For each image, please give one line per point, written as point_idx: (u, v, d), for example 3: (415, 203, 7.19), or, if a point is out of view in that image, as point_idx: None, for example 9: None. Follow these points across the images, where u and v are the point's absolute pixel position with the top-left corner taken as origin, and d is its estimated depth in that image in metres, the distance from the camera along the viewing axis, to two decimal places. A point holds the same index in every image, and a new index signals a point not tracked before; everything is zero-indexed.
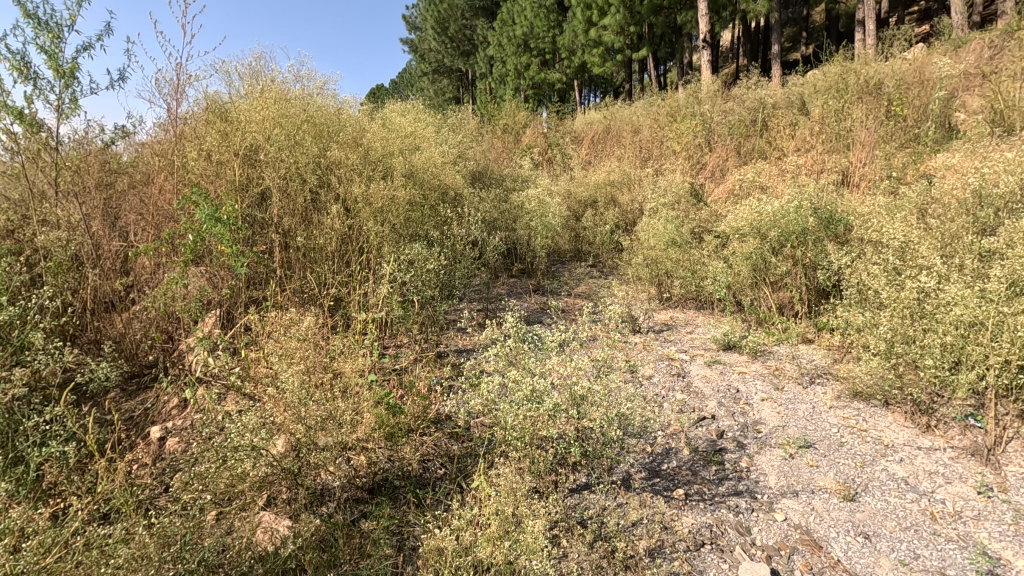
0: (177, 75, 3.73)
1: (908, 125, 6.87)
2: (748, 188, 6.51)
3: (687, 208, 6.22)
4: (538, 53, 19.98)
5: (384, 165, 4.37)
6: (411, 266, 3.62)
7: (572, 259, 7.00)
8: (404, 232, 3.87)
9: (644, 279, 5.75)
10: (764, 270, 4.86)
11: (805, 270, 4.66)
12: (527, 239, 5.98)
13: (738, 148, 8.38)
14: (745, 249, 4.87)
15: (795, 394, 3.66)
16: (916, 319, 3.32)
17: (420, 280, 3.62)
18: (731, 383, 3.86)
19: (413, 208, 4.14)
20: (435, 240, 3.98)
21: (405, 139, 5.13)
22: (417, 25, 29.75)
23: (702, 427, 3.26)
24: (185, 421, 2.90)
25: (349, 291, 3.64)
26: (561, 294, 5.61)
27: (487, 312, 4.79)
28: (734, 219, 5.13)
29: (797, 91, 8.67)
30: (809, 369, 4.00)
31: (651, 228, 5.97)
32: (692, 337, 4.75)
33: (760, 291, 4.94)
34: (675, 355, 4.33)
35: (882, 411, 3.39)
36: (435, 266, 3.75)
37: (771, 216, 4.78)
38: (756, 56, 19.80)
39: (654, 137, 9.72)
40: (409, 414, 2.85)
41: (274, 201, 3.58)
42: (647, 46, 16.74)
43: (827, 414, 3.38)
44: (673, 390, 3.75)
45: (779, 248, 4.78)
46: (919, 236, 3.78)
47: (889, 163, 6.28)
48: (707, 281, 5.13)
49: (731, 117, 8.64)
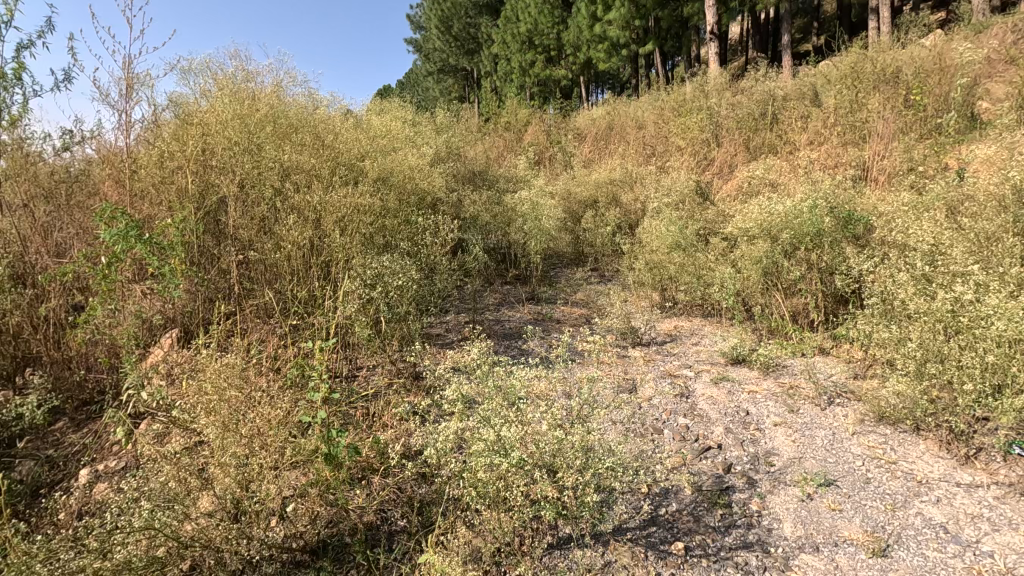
0: (126, 73, 3.41)
1: (929, 114, 6.41)
2: (758, 186, 6.10)
3: (692, 207, 5.82)
4: (542, 50, 19.48)
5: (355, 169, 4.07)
6: (380, 278, 3.30)
7: (572, 262, 6.65)
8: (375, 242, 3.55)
9: (647, 285, 5.37)
10: (776, 275, 4.48)
11: (821, 275, 4.27)
12: (522, 244, 5.62)
13: (747, 143, 7.95)
14: (754, 253, 4.48)
15: (813, 418, 3.27)
16: (951, 334, 2.92)
17: (392, 295, 3.31)
18: (741, 405, 3.48)
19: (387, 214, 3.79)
20: (409, 249, 3.66)
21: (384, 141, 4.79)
22: (421, 25, 29.53)
23: (707, 460, 2.89)
24: (121, 463, 2.60)
25: (315, 308, 3.32)
26: (557, 304, 5.25)
27: (476, 326, 4.44)
28: (743, 220, 4.75)
29: (809, 82, 8.23)
30: (827, 386, 3.61)
31: (653, 230, 5.59)
32: (698, 349, 4.37)
33: (771, 297, 4.55)
34: (678, 371, 3.95)
35: (913, 437, 2.99)
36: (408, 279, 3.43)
37: (784, 217, 4.38)
38: (765, 48, 19.25)
39: (659, 133, 9.33)
40: (369, 454, 2.50)
41: (229, 210, 3.25)
42: (653, 39, 16.30)
43: (850, 443, 2.99)
44: (676, 413, 3.38)
45: (792, 251, 4.40)
46: (950, 238, 3.38)
47: (909, 155, 5.83)
48: (714, 288, 4.75)
49: (739, 110, 8.20)
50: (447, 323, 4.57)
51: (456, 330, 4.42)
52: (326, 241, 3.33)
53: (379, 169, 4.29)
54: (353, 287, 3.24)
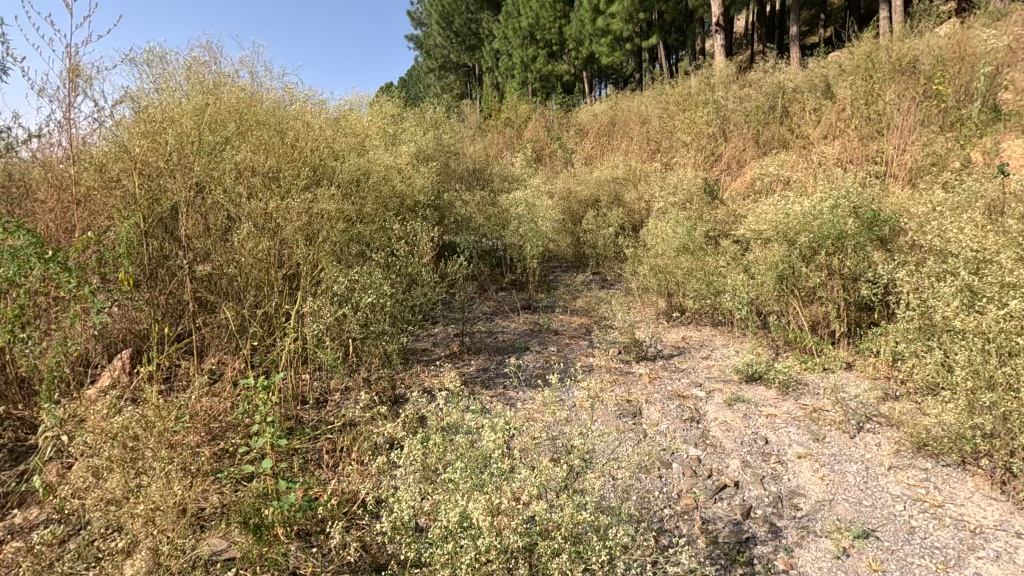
0: (67, 66, 3.05)
1: (954, 106, 5.93)
2: (771, 183, 5.71)
3: (700, 207, 5.43)
4: (544, 44, 19.01)
5: (326, 168, 3.71)
6: (352, 296, 2.97)
7: (572, 266, 6.28)
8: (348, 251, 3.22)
9: (651, 292, 5.00)
10: (793, 282, 4.10)
11: (844, 282, 3.89)
12: (517, 247, 5.25)
13: (757, 137, 7.55)
14: (769, 257, 4.10)
15: (841, 449, 2.90)
16: (1006, 356, 2.53)
17: (366, 314, 3.00)
18: (758, 432, 3.11)
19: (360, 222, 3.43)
20: (386, 260, 3.34)
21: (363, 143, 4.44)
22: (422, 21, 29.10)
23: (723, 502, 2.53)
24: (47, 513, 2.26)
25: (281, 328, 2.98)
26: (556, 312, 4.90)
27: (466, 339, 4.10)
28: (757, 221, 4.36)
29: (820, 72, 7.79)
30: (855, 409, 3.23)
31: (657, 232, 5.20)
32: (708, 364, 4.01)
33: (788, 306, 4.18)
34: (687, 391, 3.59)
35: (958, 474, 2.60)
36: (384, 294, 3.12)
37: (803, 218, 3.98)
38: (770, 40, 18.73)
39: (663, 127, 8.92)
40: (329, 506, 2.15)
41: (180, 218, 2.89)
42: (656, 32, 15.81)
43: (887, 481, 2.61)
44: (685, 442, 3.01)
45: (811, 256, 4.02)
46: (997, 243, 2.98)
47: (932, 148, 5.41)
48: (725, 296, 4.37)
49: (747, 103, 7.79)
50: (435, 336, 4.23)
51: (445, 345, 4.09)
52: (292, 251, 2.98)
53: (354, 171, 3.96)
54: (321, 303, 2.91)
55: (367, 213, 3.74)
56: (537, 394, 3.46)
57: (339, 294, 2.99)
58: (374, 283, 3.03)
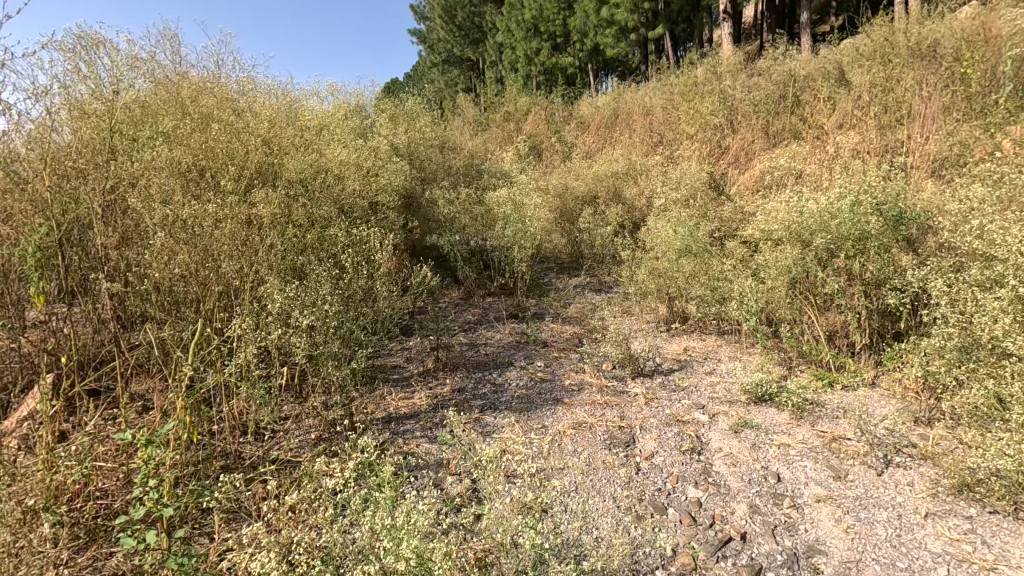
0: None
1: (980, 91, 5.20)
2: (782, 177, 5.26)
3: (705, 203, 4.99)
4: (548, 37, 18.47)
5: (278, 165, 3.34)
6: (298, 315, 2.61)
7: (568, 268, 5.88)
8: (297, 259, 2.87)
9: (651, 298, 4.58)
10: (808, 287, 3.69)
11: (865, 288, 3.47)
12: (505, 250, 4.86)
13: (766, 128, 7.06)
14: (781, 261, 3.68)
15: (866, 489, 2.48)
16: None
17: (315, 335, 2.66)
18: (769, 467, 2.69)
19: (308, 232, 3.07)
20: (342, 270, 2.99)
21: (322, 144, 4.07)
22: (426, 16, 28.58)
23: (727, 562, 2.12)
24: None
25: (217, 351, 2.60)
26: (545, 320, 4.49)
27: (444, 355, 3.72)
28: (766, 220, 3.94)
29: (834, 58, 7.30)
30: (881, 439, 2.81)
31: (658, 233, 4.78)
32: (713, 381, 3.59)
33: (803, 314, 3.77)
34: (688, 415, 3.17)
35: (1011, 526, 2.16)
36: (337, 312, 2.77)
37: (820, 216, 3.55)
38: (781, 28, 18.14)
39: (667, 119, 8.47)
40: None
41: (94, 227, 2.50)
42: (663, 22, 15.23)
43: (925, 534, 2.18)
44: (684, 481, 2.60)
45: (828, 258, 3.59)
46: None
47: (957, 137, 4.93)
48: (732, 304, 3.96)
49: (757, 92, 7.32)
50: (409, 350, 3.84)
51: (420, 361, 3.70)
52: (227, 259, 2.61)
53: (310, 169, 3.59)
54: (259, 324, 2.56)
55: (323, 217, 3.37)
56: (517, 420, 3.07)
57: (282, 312, 2.64)
58: (323, 300, 2.68)
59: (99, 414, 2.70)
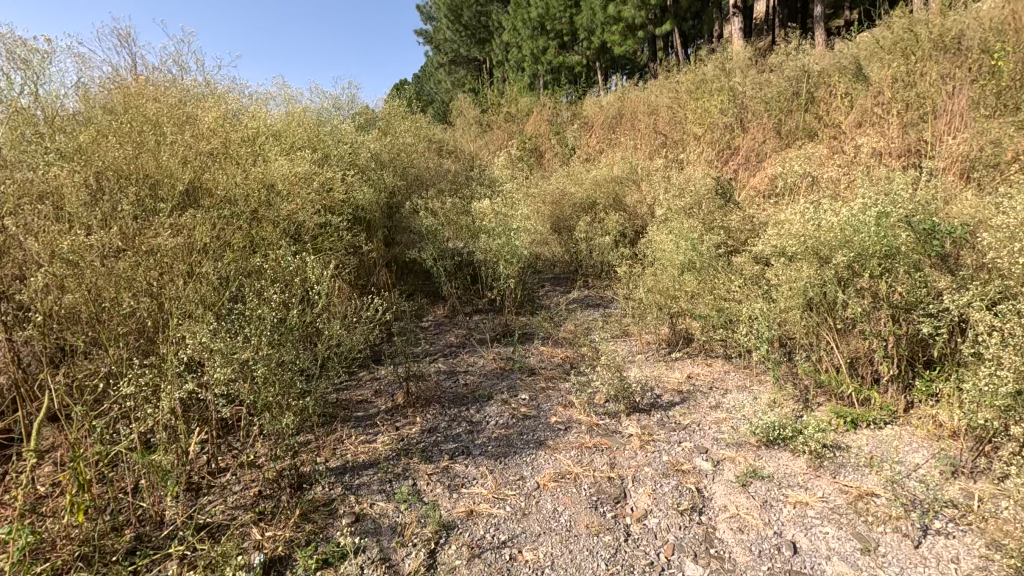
0: None
1: (1013, 86, 4.71)
2: (795, 182, 4.80)
3: (711, 211, 4.56)
4: (555, 35, 17.99)
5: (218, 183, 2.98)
6: (228, 357, 2.25)
7: (565, 281, 5.47)
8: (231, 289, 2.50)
9: (651, 318, 4.17)
10: (827, 310, 3.27)
11: (894, 312, 3.05)
12: (492, 265, 4.47)
13: (778, 127, 6.61)
14: (795, 281, 3.27)
15: (902, 568, 2.05)
16: None
17: (250, 378, 2.30)
18: (783, 534, 2.28)
19: (241, 257, 2.76)
20: (290, 300, 2.63)
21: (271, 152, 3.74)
22: (432, 16, 28.14)
23: None
24: None
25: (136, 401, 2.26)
26: (534, 343, 4.09)
27: (416, 388, 3.34)
28: (779, 233, 3.52)
29: (851, 51, 6.81)
30: (918, 500, 2.38)
31: (658, 245, 4.37)
32: (718, 418, 3.18)
33: (821, 339, 3.37)
34: (690, 462, 2.76)
35: None
36: (277, 349, 2.41)
37: (840, 232, 3.12)
38: (793, 20, 17.50)
39: (673, 118, 8.02)
40: None
41: None
42: (671, 18, 14.76)
43: None
44: (681, 552, 2.19)
45: (850, 278, 3.16)
46: None
47: (990, 136, 4.44)
48: (741, 327, 3.53)
49: (768, 89, 6.88)
50: (379, 381, 3.47)
51: (390, 395, 3.32)
52: (134, 293, 2.24)
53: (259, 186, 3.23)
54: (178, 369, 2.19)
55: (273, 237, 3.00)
56: (491, 470, 2.68)
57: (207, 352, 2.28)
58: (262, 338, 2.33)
59: (8, 472, 2.36)
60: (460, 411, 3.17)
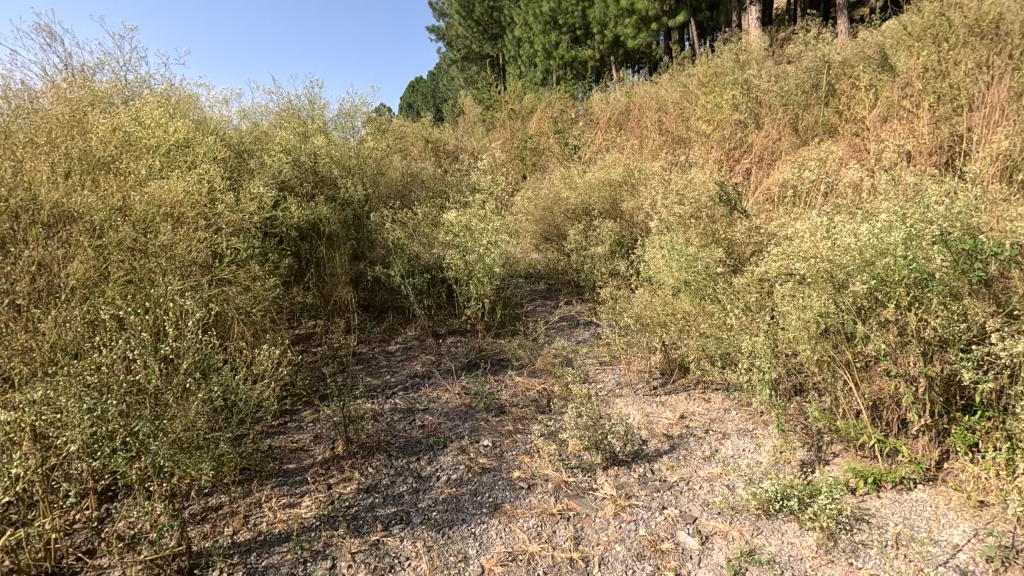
0: None
1: None
2: (811, 187, 4.25)
3: (713, 221, 4.04)
4: (567, 29, 17.39)
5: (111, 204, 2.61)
6: (76, 428, 1.85)
7: (554, 296, 4.99)
8: (92, 337, 2.09)
9: (642, 344, 3.67)
10: (843, 345, 2.76)
11: (926, 351, 2.51)
12: (465, 283, 4.02)
13: (795, 124, 6.02)
14: (804, 310, 2.76)
15: None
16: None
17: (111, 447, 1.88)
18: None
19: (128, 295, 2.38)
20: (177, 345, 2.21)
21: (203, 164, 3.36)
22: (445, 12, 27.67)
23: None
24: None
25: None
26: (507, 373, 3.63)
27: (361, 433, 2.89)
28: (787, 252, 3.01)
29: (877, 39, 6.18)
30: None
31: (652, 261, 3.87)
32: (713, 473, 2.68)
33: (837, 377, 2.84)
34: (672, 538, 2.27)
35: None
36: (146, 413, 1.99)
37: (860, 253, 2.60)
38: (817, 8, 16.63)
39: (682, 114, 7.46)
40: None
41: None
42: (686, 9, 14.04)
43: None
44: None
45: (872, 308, 2.63)
46: None
47: None
48: (741, 362, 3.03)
49: (783, 82, 6.30)
50: (323, 422, 3.03)
51: (329, 441, 2.88)
52: None
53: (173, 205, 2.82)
54: (7, 443, 1.83)
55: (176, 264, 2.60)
56: (428, 547, 2.22)
57: (53, 419, 1.90)
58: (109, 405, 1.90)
59: None
60: (408, 465, 2.72)
